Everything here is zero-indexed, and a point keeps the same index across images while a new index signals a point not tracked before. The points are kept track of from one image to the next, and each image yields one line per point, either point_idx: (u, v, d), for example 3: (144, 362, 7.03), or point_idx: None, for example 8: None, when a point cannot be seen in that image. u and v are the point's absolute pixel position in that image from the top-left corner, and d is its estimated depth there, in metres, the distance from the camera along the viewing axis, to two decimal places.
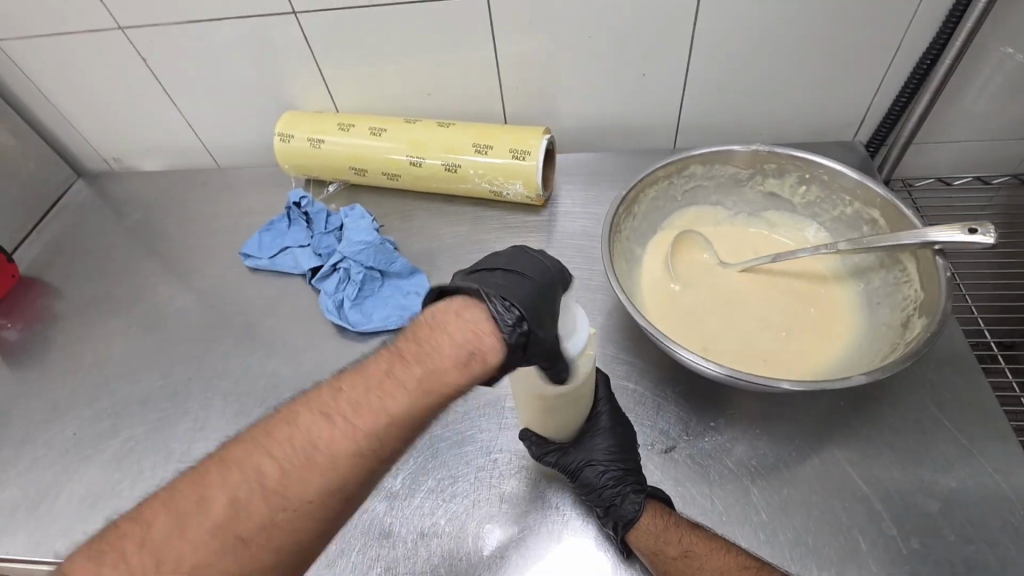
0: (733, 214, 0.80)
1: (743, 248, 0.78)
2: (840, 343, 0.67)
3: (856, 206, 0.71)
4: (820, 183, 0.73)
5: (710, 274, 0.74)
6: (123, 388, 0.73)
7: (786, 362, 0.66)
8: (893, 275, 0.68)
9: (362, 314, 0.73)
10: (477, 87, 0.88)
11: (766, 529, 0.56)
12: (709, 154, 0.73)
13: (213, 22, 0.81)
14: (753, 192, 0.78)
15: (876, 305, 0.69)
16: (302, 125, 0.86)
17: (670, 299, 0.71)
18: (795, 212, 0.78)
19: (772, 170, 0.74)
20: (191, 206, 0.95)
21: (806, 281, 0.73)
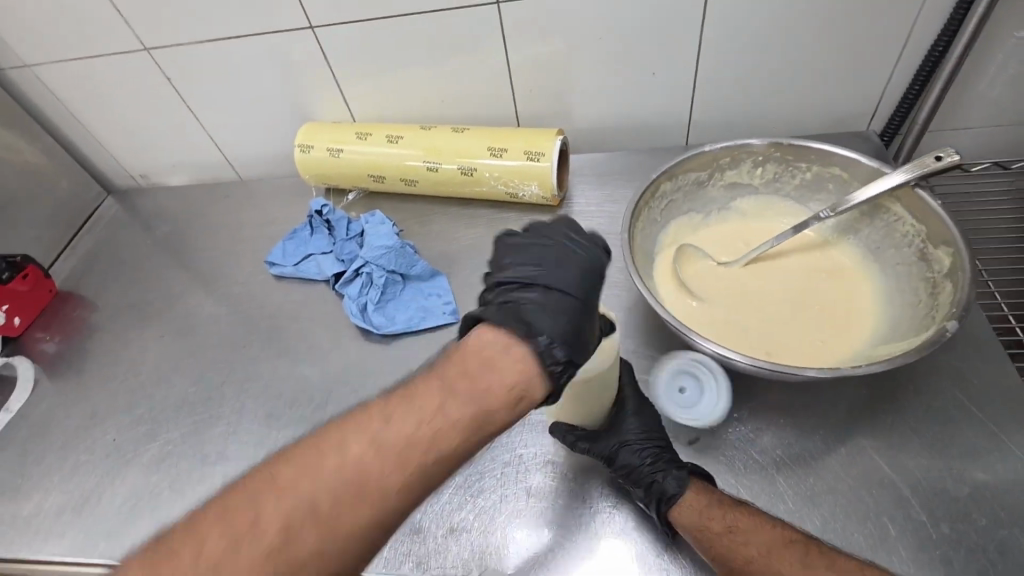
0: (706, 214, 0.79)
1: (732, 243, 0.77)
2: (865, 308, 0.69)
3: (815, 169, 0.74)
4: (774, 159, 0.75)
5: (713, 276, 0.72)
6: (158, 395, 0.76)
7: (821, 338, 0.66)
8: (880, 221, 0.72)
9: (385, 317, 0.75)
10: (489, 93, 0.89)
11: (794, 518, 0.55)
12: (730, 147, 0.73)
13: (236, 39, 0.85)
14: (716, 189, 0.78)
15: (880, 250, 0.73)
16: (321, 136, 0.89)
17: (699, 319, 0.68)
18: (758, 193, 0.79)
19: (726, 162, 0.75)
20: (217, 219, 0.99)
21: (812, 254, 0.75)
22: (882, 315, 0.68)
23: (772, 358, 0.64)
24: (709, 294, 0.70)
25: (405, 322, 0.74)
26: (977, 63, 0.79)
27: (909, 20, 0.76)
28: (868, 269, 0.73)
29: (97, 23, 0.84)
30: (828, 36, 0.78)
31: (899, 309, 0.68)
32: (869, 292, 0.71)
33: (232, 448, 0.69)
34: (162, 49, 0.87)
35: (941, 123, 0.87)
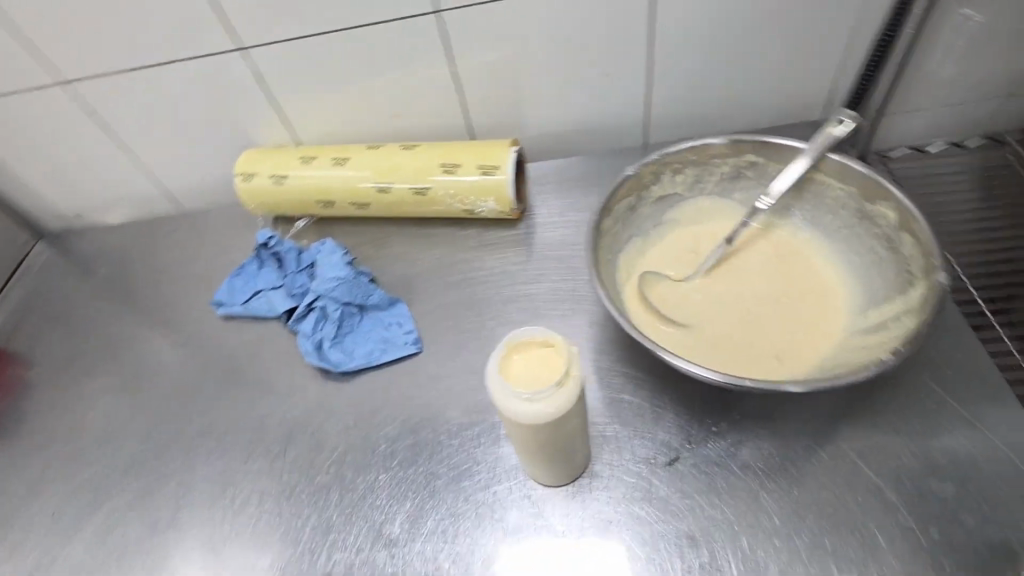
0: (644, 235, 0.73)
1: (680, 254, 0.72)
2: (830, 284, 0.69)
3: (730, 160, 0.72)
4: (689, 162, 0.72)
5: (679, 292, 0.68)
6: (102, 457, 0.71)
7: (806, 331, 0.64)
8: (810, 193, 0.72)
9: (344, 353, 0.71)
10: (438, 105, 0.86)
11: (780, 536, 0.53)
12: (688, 149, 0.71)
13: (161, 66, 0.80)
14: (647, 207, 0.73)
15: (819, 220, 0.72)
16: (263, 163, 0.84)
17: (696, 348, 0.63)
18: (684, 198, 0.75)
19: (649, 179, 0.72)
20: (159, 257, 0.93)
21: (767, 245, 0.72)
22: (851, 289, 0.68)
23: (786, 364, 0.62)
24: (689, 317, 0.65)
25: (365, 356, 0.70)
26: (926, 45, 0.79)
27: (857, 6, 0.75)
28: (819, 242, 0.72)
29: (4, 58, 0.78)
30: (778, 28, 0.77)
31: (860, 274, 0.69)
32: (831, 266, 0.71)
33: (185, 511, 0.64)
34: (80, 82, 0.81)
35: (895, 106, 0.86)
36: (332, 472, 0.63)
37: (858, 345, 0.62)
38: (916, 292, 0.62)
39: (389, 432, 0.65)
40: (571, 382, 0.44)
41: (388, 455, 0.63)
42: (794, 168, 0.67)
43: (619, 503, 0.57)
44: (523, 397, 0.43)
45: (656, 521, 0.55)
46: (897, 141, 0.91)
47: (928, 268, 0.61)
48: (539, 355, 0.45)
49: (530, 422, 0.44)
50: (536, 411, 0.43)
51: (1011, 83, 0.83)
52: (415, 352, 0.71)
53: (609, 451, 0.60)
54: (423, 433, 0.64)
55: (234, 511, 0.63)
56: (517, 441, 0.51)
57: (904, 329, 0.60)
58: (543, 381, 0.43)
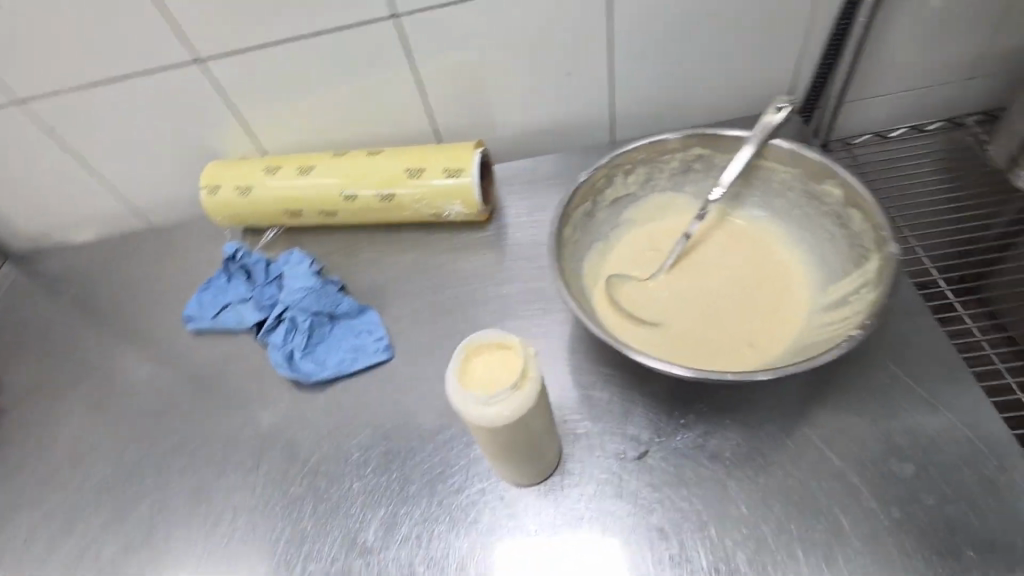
0: (604, 239, 0.74)
1: (639, 256, 0.72)
2: (788, 268, 0.70)
3: (678, 155, 0.73)
4: (638, 161, 0.73)
5: (642, 290, 0.68)
6: (75, 479, 0.70)
7: (771, 316, 0.65)
8: (759, 180, 0.73)
9: (315, 363, 0.71)
10: (402, 110, 0.85)
11: (747, 524, 0.54)
12: (644, 146, 0.71)
13: (118, 82, 0.79)
14: (602, 211, 0.73)
15: (770, 204, 0.73)
16: (227, 175, 0.83)
17: (672, 345, 0.63)
18: (638, 197, 0.76)
19: (601, 183, 0.71)
20: (128, 274, 0.92)
21: (724, 235, 0.73)
22: (810, 270, 0.70)
23: (757, 350, 0.63)
24: (660, 314, 0.65)
25: (336, 365, 0.70)
26: (880, 32, 0.80)
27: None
28: (773, 226, 0.74)
29: None
30: (734, 20, 0.77)
31: (816, 254, 0.70)
32: (788, 249, 0.72)
33: (160, 529, 0.64)
34: (36, 101, 0.80)
35: (854, 93, 0.87)
36: (305, 484, 0.63)
37: (824, 324, 0.63)
38: (871, 264, 0.63)
39: (362, 440, 0.65)
40: (528, 384, 0.44)
41: (361, 463, 0.63)
42: (741, 156, 0.69)
43: (591, 499, 0.57)
44: (479, 400, 0.43)
45: (627, 516, 0.56)
46: (859, 128, 0.93)
47: (878, 240, 0.62)
48: (498, 358, 0.45)
49: (488, 425, 0.44)
50: (492, 413, 0.43)
51: (966, 67, 0.85)
52: (387, 359, 0.71)
53: (580, 448, 0.60)
54: (396, 440, 0.64)
55: (209, 527, 0.63)
56: (485, 446, 0.51)
57: (863, 303, 0.61)
58: (500, 383, 0.44)
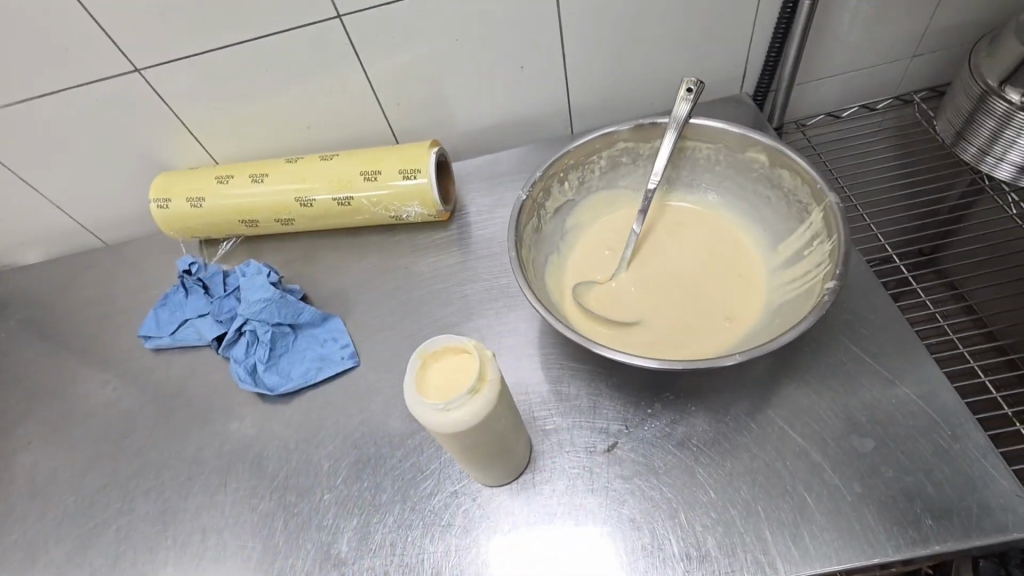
0: (557, 250, 0.73)
1: (599, 258, 0.72)
2: (734, 241, 0.72)
3: (604, 154, 0.73)
4: (569, 168, 0.72)
5: (607, 292, 0.67)
6: (34, 509, 0.68)
7: (733, 292, 0.67)
8: (684, 163, 0.74)
9: (280, 375, 0.70)
10: (355, 111, 0.84)
11: (716, 508, 0.54)
12: (596, 138, 0.71)
13: (52, 95, 0.76)
14: (548, 224, 0.72)
15: (699, 181, 0.75)
16: (177, 188, 0.81)
17: (652, 343, 0.62)
18: (576, 202, 0.75)
19: (542, 197, 0.70)
20: (81, 293, 0.89)
21: (671, 222, 0.74)
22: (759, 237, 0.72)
23: (735, 323, 0.64)
24: (635, 313, 0.65)
25: (301, 376, 0.69)
26: (826, 13, 0.81)
27: None
28: (712, 205, 0.76)
29: None
30: (684, 7, 0.78)
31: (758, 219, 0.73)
32: (728, 222, 0.74)
33: (126, 556, 0.62)
34: None
35: (805, 74, 0.88)
36: (275, 499, 0.62)
37: (785, 283, 0.66)
38: (814, 217, 0.65)
39: (331, 450, 0.64)
40: (486, 387, 0.44)
41: (331, 473, 0.62)
42: (666, 143, 0.68)
43: (563, 495, 0.57)
44: (438, 407, 0.42)
45: (600, 508, 0.56)
46: (812, 109, 0.94)
47: (814, 192, 0.64)
48: (454, 364, 0.45)
49: (450, 431, 0.44)
50: (453, 419, 0.43)
51: (909, 45, 0.86)
52: (353, 366, 0.70)
53: (551, 444, 0.60)
54: (365, 449, 0.63)
55: (177, 550, 0.61)
56: (455, 454, 0.51)
57: (821, 253, 0.63)
58: (459, 388, 0.43)
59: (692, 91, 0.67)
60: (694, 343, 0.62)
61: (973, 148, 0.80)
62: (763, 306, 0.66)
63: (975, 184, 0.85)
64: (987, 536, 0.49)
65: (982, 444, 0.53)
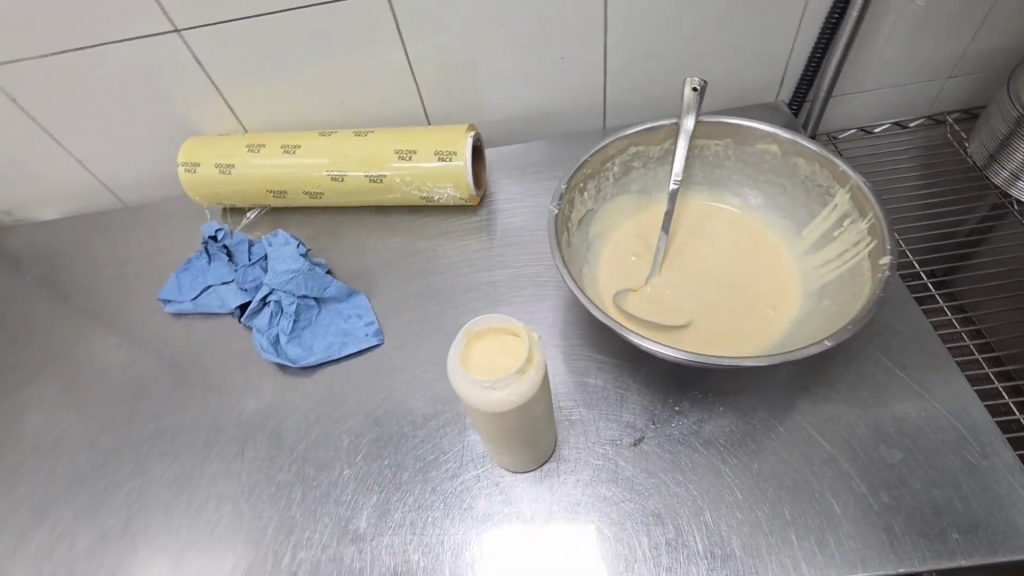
0: (588, 262, 0.70)
1: (627, 263, 0.71)
2: (758, 235, 0.72)
3: (617, 159, 0.72)
4: (587, 177, 0.71)
5: (644, 298, 0.66)
6: (45, 465, 0.67)
7: (770, 285, 0.66)
8: (704, 164, 0.74)
9: (302, 347, 0.69)
10: (392, 90, 0.83)
11: (741, 508, 0.54)
12: (624, 138, 0.71)
13: (88, 49, 0.74)
14: (576, 236, 0.70)
15: (714, 178, 0.75)
16: (207, 152, 0.80)
17: (699, 339, 0.61)
18: (595, 211, 0.73)
19: (567, 211, 0.68)
20: (99, 252, 0.88)
21: (695, 220, 0.73)
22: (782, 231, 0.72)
23: (782, 311, 0.64)
24: (677, 313, 0.64)
25: (324, 350, 0.68)
26: (870, 26, 0.81)
27: None
28: (728, 201, 0.75)
29: None
30: (731, 9, 0.77)
31: (774, 211, 0.73)
32: (749, 216, 0.74)
33: (139, 518, 0.61)
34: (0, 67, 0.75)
35: (842, 87, 0.88)
36: (294, 470, 0.61)
37: (817, 267, 0.67)
38: (839, 199, 0.66)
39: (353, 426, 0.63)
40: (532, 369, 0.44)
41: (352, 449, 0.62)
42: (679, 149, 0.68)
43: (587, 485, 0.57)
44: (485, 385, 0.42)
45: (623, 501, 0.56)
46: (845, 123, 0.94)
47: (836, 175, 0.65)
48: (501, 343, 0.44)
49: (496, 410, 0.43)
50: (498, 398, 0.43)
51: (947, 68, 0.87)
52: (376, 344, 0.69)
53: (577, 435, 0.60)
54: (387, 427, 0.63)
55: (191, 515, 0.60)
56: (491, 436, 0.50)
57: (854, 233, 0.63)
58: (507, 367, 0.43)
59: (697, 91, 0.65)
60: (740, 340, 0.61)
61: (1004, 172, 0.80)
62: (800, 291, 0.66)
63: (1002, 208, 0.86)
64: (1013, 554, 0.49)
65: (1011, 463, 0.54)
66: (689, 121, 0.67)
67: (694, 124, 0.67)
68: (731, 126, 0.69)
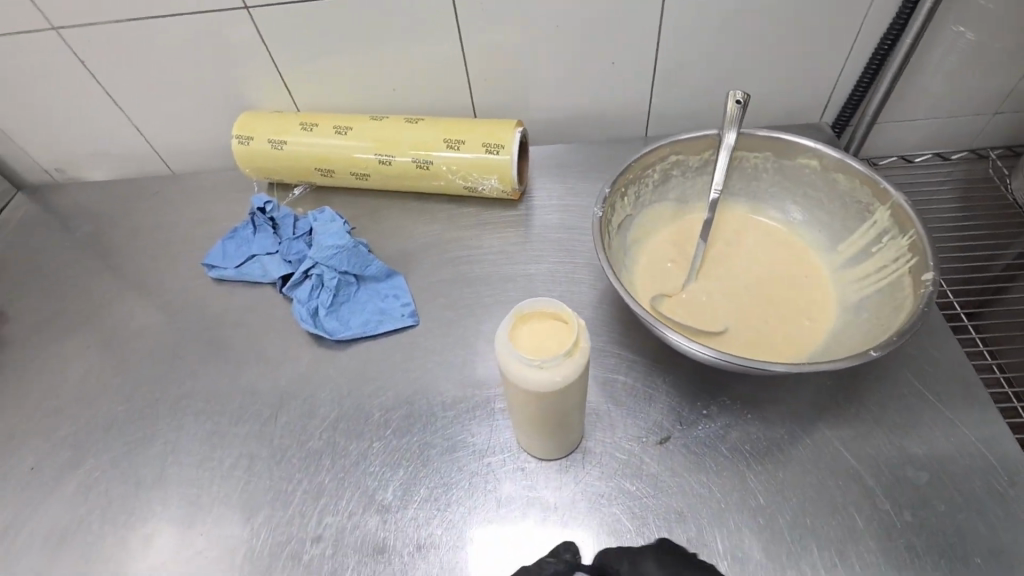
0: (627, 266, 0.71)
1: (664, 268, 0.71)
2: (794, 249, 0.73)
3: (658, 166, 0.73)
4: (628, 183, 0.71)
5: (682, 303, 0.66)
6: (83, 415, 0.69)
7: (807, 297, 0.67)
8: (744, 177, 0.75)
9: (340, 321, 0.71)
10: (443, 81, 0.85)
11: (764, 514, 0.55)
12: (666, 146, 0.71)
13: (157, 19, 0.77)
14: (616, 240, 0.70)
15: (751, 190, 0.75)
16: (261, 127, 0.82)
17: (738, 344, 0.62)
18: (633, 215, 0.74)
19: (609, 215, 0.68)
20: (146, 216, 0.91)
21: (733, 230, 0.74)
22: (818, 245, 0.73)
23: (819, 322, 0.65)
24: (715, 318, 0.65)
25: (361, 326, 0.70)
26: (922, 56, 0.81)
27: (857, 14, 0.76)
28: (764, 214, 0.76)
29: None
30: (784, 28, 0.78)
31: (810, 225, 0.74)
32: (785, 229, 0.75)
33: (172, 471, 0.63)
34: (74, 29, 0.78)
35: (888, 114, 0.89)
36: (325, 438, 0.63)
37: (854, 280, 0.67)
38: (878, 216, 0.66)
39: (384, 401, 0.65)
40: (578, 353, 0.45)
41: (382, 424, 0.63)
42: (720, 162, 0.68)
43: (611, 478, 0.58)
44: (531, 363, 0.43)
45: (646, 497, 0.56)
46: (886, 150, 0.95)
47: (877, 192, 0.66)
48: (548, 327, 0.46)
49: (538, 389, 0.45)
50: (544, 377, 0.44)
51: (995, 103, 0.87)
52: (412, 325, 0.71)
53: (603, 429, 0.61)
54: (418, 405, 0.64)
55: (223, 474, 0.62)
56: (529, 418, 0.51)
57: (894, 249, 0.64)
58: (552, 350, 0.44)
59: (739, 105, 0.65)
60: (776, 349, 0.62)
61: None
62: (836, 304, 0.67)
63: None
64: None
65: None
66: (730, 137, 0.68)
67: (734, 140, 0.68)
68: (775, 140, 0.70)
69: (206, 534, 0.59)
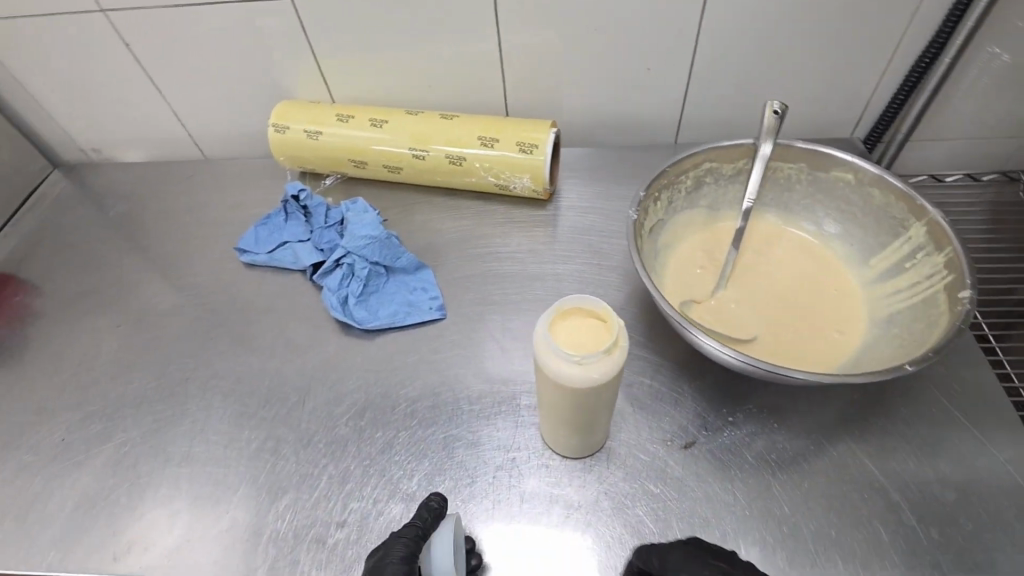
0: (658, 270, 0.71)
1: (694, 274, 0.71)
2: (826, 261, 0.73)
3: (692, 172, 0.73)
4: (662, 188, 0.71)
5: (712, 309, 0.67)
6: (114, 390, 0.70)
7: (837, 309, 0.67)
8: (777, 187, 0.75)
9: (369, 311, 0.72)
10: (478, 80, 0.86)
11: (788, 523, 0.55)
12: (701, 152, 0.72)
13: (203, 5, 0.78)
14: (648, 243, 0.70)
15: (784, 201, 0.75)
16: (298, 116, 0.84)
17: (767, 352, 0.62)
18: (665, 220, 0.74)
19: (643, 218, 0.68)
20: (180, 199, 0.92)
21: (764, 240, 0.74)
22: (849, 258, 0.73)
23: (850, 336, 0.65)
24: (745, 326, 0.65)
25: (389, 316, 0.71)
26: (959, 75, 0.81)
27: (896, 30, 0.77)
28: (795, 226, 0.76)
29: None
30: (822, 41, 0.78)
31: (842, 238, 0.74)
32: (816, 241, 0.75)
33: (199, 449, 0.64)
34: (121, 12, 0.79)
35: (920, 132, 0.89)
36: (350, 425, 0.64)
37: (885, 295, 0.67)
38: (914, 232, 0.66)
39: (410, 391, 0.66)
40: (616, 351, 0.45)
41: (408, 414, 0.64)
42: (754, 173, 0.68)
43: (635, 480, 0.58)
44: (571, 359, 0.44)
45: (670, 500, 0.57)
46: (916, 168, 0.94)
47: (914, 209, 0.66)
48: (587, 324, 0.46)
49: (575, 385, 0.45)
50: (582, 373, 0.44)
51: None
52: (439, 318, 0.71)
53: (629, 430, 0.61)
54: (444, 397, 0.65)
55: (250, 455, 0.63)
56: (561, 414, 0.52)
57: (928, 266, 0.64)
58: (591, 346, 0.44)
59: (777, 115, 0.65)
60: (806, 359, 0.62)
61: None
62: (866, 317, 0.67)
63: None
64: None
65: None
66: (765, 148, 0.67)
67: (768, 151, 0.67)
68: (811, 152, 0.70)
69: (231, 513, 0.59)
